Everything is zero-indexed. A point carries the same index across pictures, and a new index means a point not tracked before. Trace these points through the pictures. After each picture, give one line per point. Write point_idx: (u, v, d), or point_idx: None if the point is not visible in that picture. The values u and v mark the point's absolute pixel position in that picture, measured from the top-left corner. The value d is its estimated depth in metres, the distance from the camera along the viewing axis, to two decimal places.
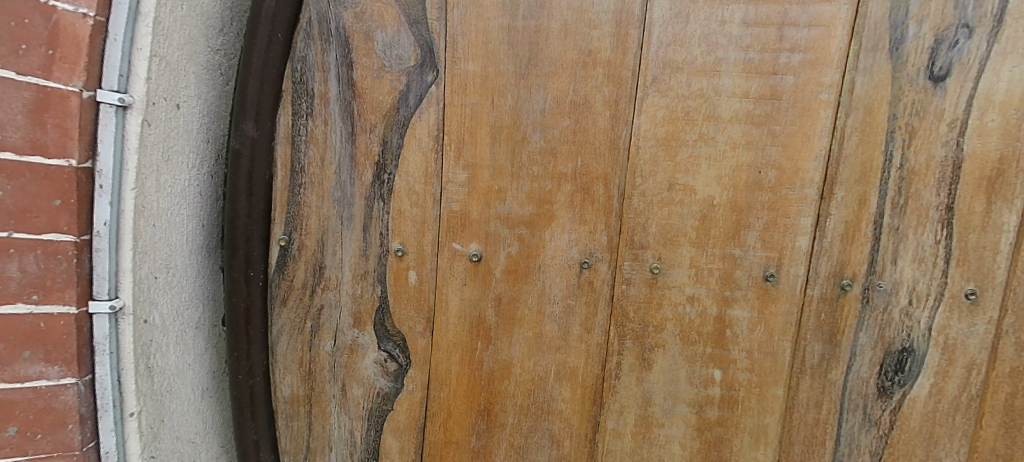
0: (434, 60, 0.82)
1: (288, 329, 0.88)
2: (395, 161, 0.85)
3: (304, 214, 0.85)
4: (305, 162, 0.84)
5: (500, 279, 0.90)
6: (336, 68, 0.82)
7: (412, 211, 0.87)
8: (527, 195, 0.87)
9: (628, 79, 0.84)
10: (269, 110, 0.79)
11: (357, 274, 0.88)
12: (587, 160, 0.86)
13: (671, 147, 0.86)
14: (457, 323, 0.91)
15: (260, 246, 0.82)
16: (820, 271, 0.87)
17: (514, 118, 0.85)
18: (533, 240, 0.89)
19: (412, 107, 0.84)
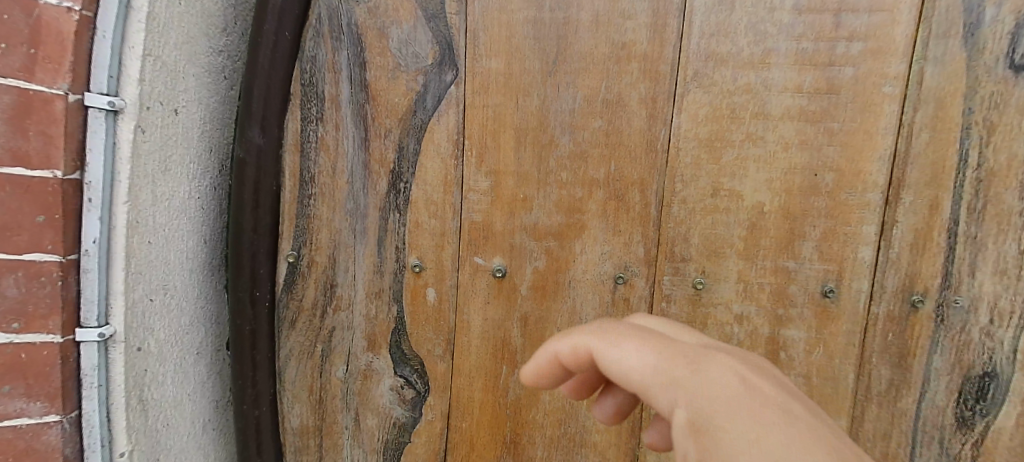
0: (454, 58, 0.76)
1: (296, 353, 0.81)
2: (412, 168, 0.78)
3: (315, 227, 0.78)
4: (314, 171, 0.77)
5: (526, 297, 0.82)
6: (349, 68, 0.75)
7: (430, 223, 0.80)
8: (556, 204, 0.80)
9: (666, 74, 0.76)
10: (277, 114, 0.73)
11: (371, 293, 0.81)
12: (622, 164, 0.78)
13: (715, 148, 0.78)
14: (480, 346, 0.83)
15: (266, 263, 0.76)
16: (886, 285, 0.77)
17: (540, 119, 0.77)
18: (563, 253, 0.81)
19: (430, 110, 0.77)
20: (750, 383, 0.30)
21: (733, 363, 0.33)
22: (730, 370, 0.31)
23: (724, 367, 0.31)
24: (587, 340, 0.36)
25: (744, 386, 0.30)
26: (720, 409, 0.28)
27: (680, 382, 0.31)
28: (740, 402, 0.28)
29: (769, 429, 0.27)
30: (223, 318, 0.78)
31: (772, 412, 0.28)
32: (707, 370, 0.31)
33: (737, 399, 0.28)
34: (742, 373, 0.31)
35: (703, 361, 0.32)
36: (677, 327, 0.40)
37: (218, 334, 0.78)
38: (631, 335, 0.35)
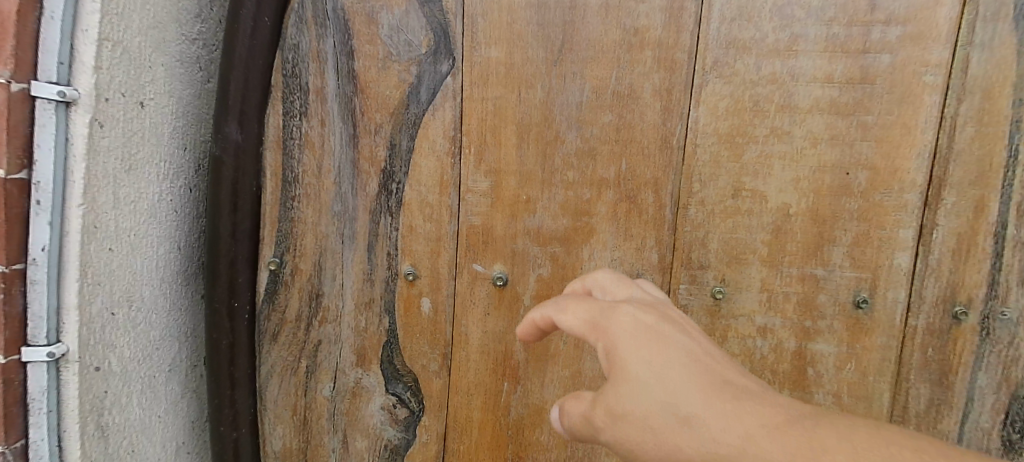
0: (450, 46, 0.69)
1: (279, 369, 0.74)
2: (405, 167, 0.72)
3: (299, 232, 0.72)
4: (298, 170, 0.70)
5: (529, 308, 0.75)
6: (336, 57, 0.68)
7: (425, 227, 0.73)
8: (561, 206, 0.73)
9: (683, 63, 0.69)
10: (257, 108, 0.67)
11: (360, 303, 0.74)
12: (634, 162, 0.72)
13: (737, 144, 0.71)
14: (479, 361, 0.76)
15: (246, 270, 0.70)
16: (925, 294, 0.70)
17: (544, 113, 0.71)
18: (569, 259, 0.74)
19: (424, 103, 0.70)
20: (658, 331, 0.43)
21: (639, 308, 0.46)
22: (658, 340, 0.42)
23: (642, 327, 0.43)
24: (549, 309, 0.49)
25: (642, 324, 0.44)
26: (634, 355, 0.41)
27: (611, 346, 0.43)
28: (653, 345, 0.41)
29: (672, 381, 0.39)
30: (199, 330, 0.72)
31: (672, 349, 0.41)
32: (621, 315, 0.45)
33: (639, 342, 0.42)
34: (654, 325, 0.44)
35: (642, 340, 0.42)
36: (621, 291, 0.51)
37: (191, 349, 0.71)
38: (577, 299, 0.49)
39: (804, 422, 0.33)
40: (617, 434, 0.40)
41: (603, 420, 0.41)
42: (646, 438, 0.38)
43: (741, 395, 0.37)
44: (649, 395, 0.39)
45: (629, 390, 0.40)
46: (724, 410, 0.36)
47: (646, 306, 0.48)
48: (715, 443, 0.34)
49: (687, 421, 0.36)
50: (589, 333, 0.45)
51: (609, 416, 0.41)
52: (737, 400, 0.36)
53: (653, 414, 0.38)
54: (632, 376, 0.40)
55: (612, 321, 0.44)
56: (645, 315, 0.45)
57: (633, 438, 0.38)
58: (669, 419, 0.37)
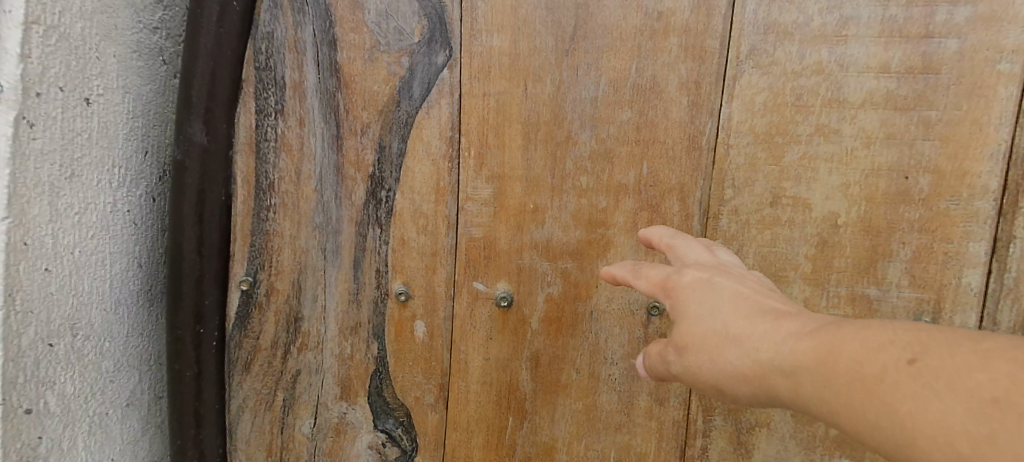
0: (447, 34, 0.60)
1: (252, 403, 0.66)
2: (396, 173, 0.63)
3: (275, 247, 0.63)
4: (274, 176, 0.62)
5: (537, 332, 0.66)
6: (316, 48, 0.60)
7: (419, 240, 0.64)
8: (574, 216, 0.64)
9: (713, 52, 0.60)
10: (227, 105, 0.58)
11: (345, 327, 0.65)
12: (657, 166, 0.62)
13: (777, 144, 0.61)
14: (480, 392, 0.68)
15: (214, 292, 0.61)
16: (998, 318, 0.61)
17: (554, 110, 0.62)
18: (583, 276, 0.65)
19: (418, 100, 0.61)
20: (715, 278, 0.42)
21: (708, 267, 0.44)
22: (714, 283, 0.41)
23: (700, 276, 0.42)
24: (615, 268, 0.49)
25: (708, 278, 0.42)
26: (693, 299, 0.40)
27: (673, 294, 0.42)
28: (707, 287, 0.41)
29: (724, 308, 0.38)
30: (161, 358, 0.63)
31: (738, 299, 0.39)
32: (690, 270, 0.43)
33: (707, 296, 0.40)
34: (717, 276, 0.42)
35: (698, 284, 0.41)
36: (680, 240, 0.49)
37: (152, 380, 0.63)
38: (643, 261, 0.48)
39: (839, 326, 0.32)
40: (683, 366, 0.39)
41: (672, 357, 0.40)
42: (704, 361, 0.37)
43: (789, 314, 0.36)
44: (703, 323, 0.39)
45: (687, 323, 0.39)
46: (769, 328, 0.35)
47: (706, 260, 0.46)
48: (758, 352, 0.34)
49: (740, 342, 0.36)
50: (654, 288, 0.44)
51: (677, 353, 0.40)
52: (782, 318, 0.35)
53: (709, 339, 0.38)
54: (689, 314, 0.40)
55: (674, 273, 0.44)
56: (705, 267, 0.44)
57: (695, 364, 0.38)
58: (723, 341, 0.37)
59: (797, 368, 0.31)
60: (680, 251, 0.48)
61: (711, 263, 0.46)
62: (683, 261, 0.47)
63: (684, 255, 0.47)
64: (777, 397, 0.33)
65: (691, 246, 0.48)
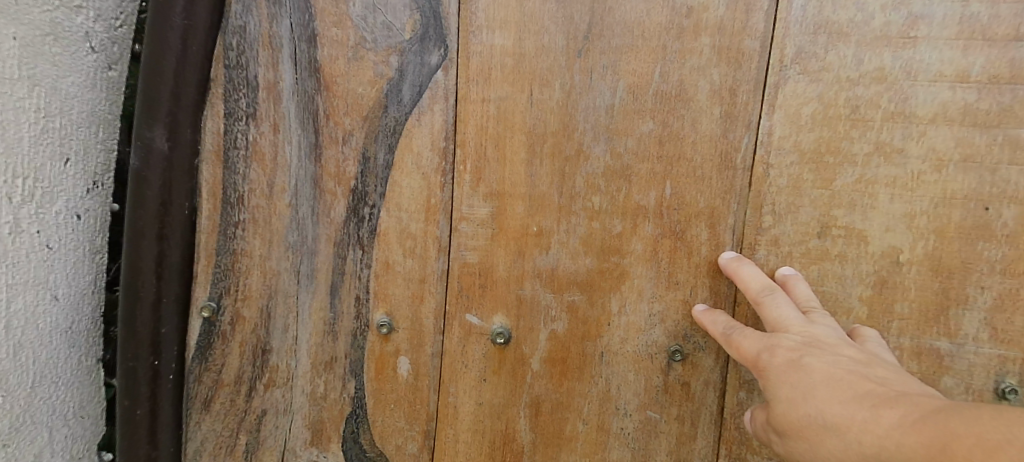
0: (442, 30, 0.52)
1: (210, 447, 0.58)
2: (382, 187, 0.55)
3: (242, 269, 0.55)
4: (243, 189, 0.54)
5: (539, 375, 0.57)
6: (294, 44, 0.53)
7: (405, 265, 0.56)
8: (584, 242, 0.55)
9: (752, 54, 0.51)
10: (193, 107, 0.51)
11: (320, 362, 0.58)
12: (683, 186, 0.53)
13: (826, 165, 0.52)
14: (470, 443, 0.59)
15: (174, 319, 0.53)
16: None
17: (563, 119, 0.53)
18: (593, 312, 0.56)
19: (408, 105, 0.54)
20: (806, 358, 0.44)
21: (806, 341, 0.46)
22: (804, 366, 0.44)
23: (790, 357, 0.45)
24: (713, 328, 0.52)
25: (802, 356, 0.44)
26: (786, 382, 0.44)
27: (765, 374, 0.46)
28: (799, 370, 0.44)
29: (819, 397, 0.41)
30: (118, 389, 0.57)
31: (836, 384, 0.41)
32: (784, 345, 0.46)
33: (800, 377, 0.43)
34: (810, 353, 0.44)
35: (788, 367, 0.44)
36: (770, 299, 0.50)
37: (70, 435, 0.52)
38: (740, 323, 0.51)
39: (944, 416, 0.32)
40: (791, 447, 0.43)
41: (779, 437, 0.45)
42: (809, 447, 0.40)
43: (887, 401, 0.37)
44: (801, 409, 0.42)
45: (785, 407, 0.43)
46: (867, 418, 0.37)
47: (798, 330, 0.48)
48: (860, 445, 0.36)
49: (840, 432, 0.38)
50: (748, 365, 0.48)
51: (781, 433, 0.44)
52: (880, 406, 0.37)
53: (809, 428, 0.41)
54: (785, 400, 0.43)
55: (765, 352, 0.47)
56: (796, 344, 0.46)
57: (800, 449, 0.42)
58: (824, 430, 0.39)
59: None
60: (769, 316, 0.49)
61: (803, 334, 0.47)
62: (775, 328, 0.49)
63: (775, 322, 0.49)
64: None
65: (781, 309, 0.49)
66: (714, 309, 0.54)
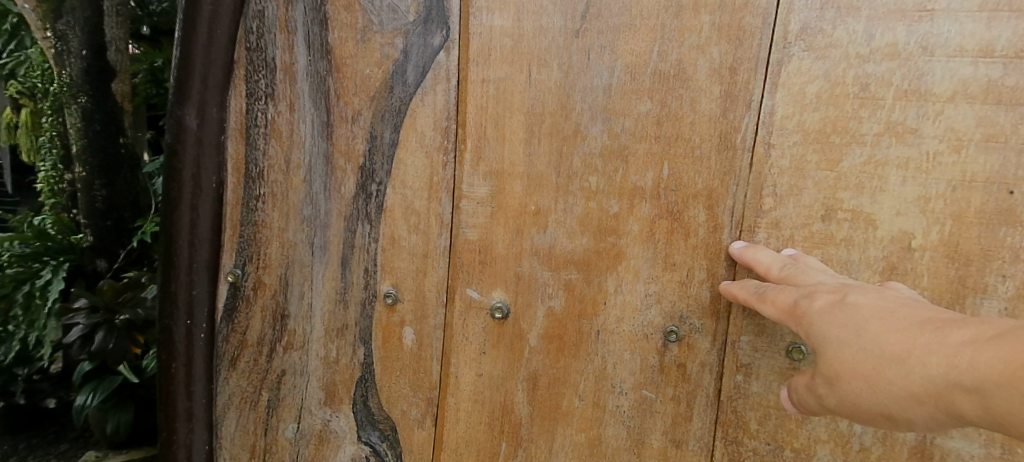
0: (444, 13, 0.56)
1: (237, 402, 0.62)
2: (387, 165, 0.58)
3: (263, 239, 0.59)
4: (263, 165, 0.58)
5: (536, 350, 0.59)
6: (306, 27, 0.57)
7: (410, 240, 0.60)
8: (581, 221, 0.56)
9: (754, 31, 0.50)
10: (219, 89, 0.54)
11: (332, 329, 0.62)
12: (680, 167, 0.53)
13: (832, 145, 0.50)
14: (470, 411, 0.62)
15: (205, 282, 0.57)
16: None
17: (561, 99, 0.54)
18: (589, 291, 0.57)
19: (412, 86, 0.57)
20: (849, 297, 0.40)
21: (842, 289, 0.43)
22: (850, 304, 0.40)
23: (832, 298, 0.41)
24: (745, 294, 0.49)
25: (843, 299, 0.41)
26: (831, 323, 0.39)
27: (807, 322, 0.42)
28: (844, 309, 0.39)
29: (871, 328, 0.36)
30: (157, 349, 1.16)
31: (889, 315, 0.37)
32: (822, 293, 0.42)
33: (846, 314, 0.39)
34: (851, 294, 0.41)
35: (832, 307, 0.40)
36: (800, 270, 0.47)
37: None
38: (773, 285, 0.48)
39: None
40: (840, 396, 0.38)
41: (824, 388, 0.40)
42: (863, 387, 0.36)
43: (951, 322, 0.33)
44: (850, 346, 0.37)
45: (831, 349, 0.38)
46: (931, 339, 0.32)
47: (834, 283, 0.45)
48: (926, 368, 0.32)
49: (899, 360, 0.33)
50: (786, 317, 0.44)
51: (827, 382, 0.39)
52: (945, 328, 0.33)
53: (861, 364, 0.36)
54: (834, 340, 0.38)
55: (804, 298, 0.43)
56: (835, 288, 0.43)
57: (852, 391, 0.37)
58: (881, 363, 0.35)
59: (982, 381, 0.28)
60: (797, 279, 0.46)
61: (839, 285, 0.44)
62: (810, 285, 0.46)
63: (806, 282, 0.46)
64: (964, 417, 0.30)
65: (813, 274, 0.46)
66: (741, 280, 0.51)
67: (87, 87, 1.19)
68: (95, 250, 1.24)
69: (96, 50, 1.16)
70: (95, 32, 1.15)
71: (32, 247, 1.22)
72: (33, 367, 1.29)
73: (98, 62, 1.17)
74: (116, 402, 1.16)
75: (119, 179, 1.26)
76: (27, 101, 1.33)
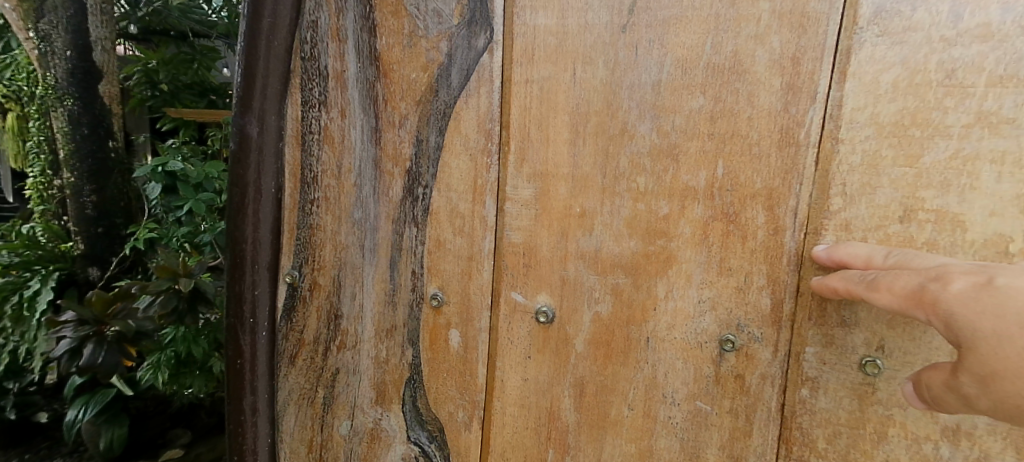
0: (487, 14, 0.55)
1: (296, 397, 0.65)
2: (433, 168, 0.59)
3: (317, 241, 0.62)
4: (318, 170, 0.61)
5: (582, 356, 0.57)
6: (356, 35, 0.59)
7: (456, 242, 0.60)
8: (629, 224, 0.54)
9: (820, 17, 0.46)
10: (278, 98, 0.56)
11: (382, 330, 0.63)
12: (736, 165, 0.50)
13: (912, 139, 0.45)
14: (517, 416, 0.61)
15: (266, 283, 0.59)
16: None
17: (607, 97, 0.53)
18: (638, 296, 0.54)
19: (456, 89, 0.57)
20: (995, 279, 0.37)
21: (972, 269, 0.39)
22: (1002, 288, 0.36)
23: (973, 281, 0.37)
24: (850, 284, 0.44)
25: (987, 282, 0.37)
26: (983, 313, 0.35)
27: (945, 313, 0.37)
28: (998, 294, 0.35)
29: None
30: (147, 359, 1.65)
31: None
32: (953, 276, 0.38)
33: (1002, 303, 0.35)
34: (993, 276, 0.37)
35: (979, 293, 0.36)
36: (910, 253, 0.43)
37: None
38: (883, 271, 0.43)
39: None
40: (996, 396, 0.35)
41: (973, 387, 0.37)
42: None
43: None
44: (1014, 343, 0.34)
45: (987, 346, 0.35)
46: None
47: (957, 264, 0.41)
48: None
49: None
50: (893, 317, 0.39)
51: (976, 381, 0.36)
52: None
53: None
54: (991, 334, 0.35)
55: (934, 281, 0.39)
56: (967, 269, 0.39)
57: (1016, 391, 0.34)
58: None
59: None
60: (913, 264, 0.42)
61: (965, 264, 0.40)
62: (927, 267, 0.41)
63: (925, 265, 0.41)
64: None
65: (926, 257, 0.42)
66: (837, 273, 0.46)
67: (72, 90, 1.81)
68: (85, 258, 1.90)
69: (78, 50, 1.78)
70: (76, 32, 1.76)
71: (21, 256, 1.82)
72: (24, 381, 1.84)
73: (81, 63, 1.80)
74: (109, 417, 1.70)
75: (110, 185, 1.93)
76: (14, 105, 2.01)
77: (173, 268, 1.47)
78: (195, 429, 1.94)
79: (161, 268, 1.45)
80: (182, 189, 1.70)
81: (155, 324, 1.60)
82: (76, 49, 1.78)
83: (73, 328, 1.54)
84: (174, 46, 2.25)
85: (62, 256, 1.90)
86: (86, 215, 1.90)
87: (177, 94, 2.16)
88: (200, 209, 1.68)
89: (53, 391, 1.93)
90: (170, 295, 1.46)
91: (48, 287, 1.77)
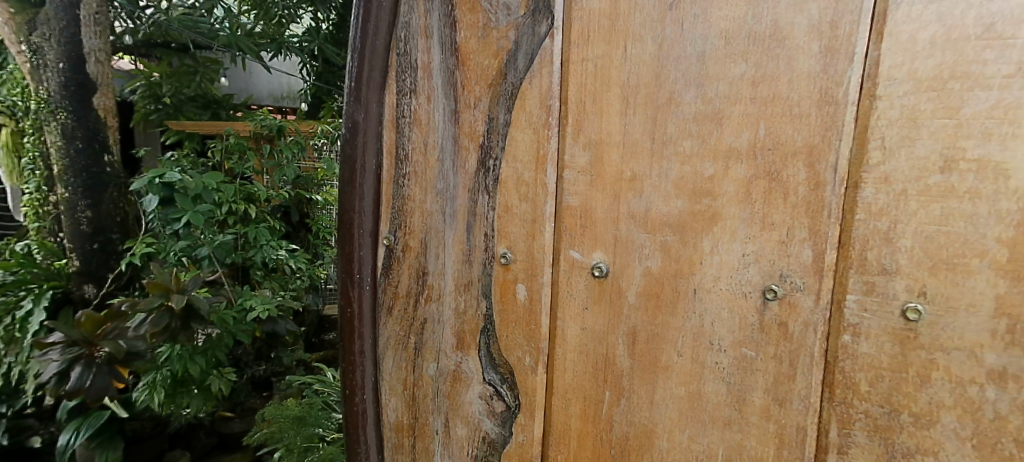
0: (549, 4, 0.64)
1: (393, 343, 0.79)
2: (503, 142, 0.68)
3: (409, 209, 0.74)
4: (409, 148, 0.73)
5: (635, 307, 0.63)
6: (440, 30, 0.70)
7: (521, 207, 0.68)
8: (676, 185, 0.59)
9: None
10: (378, 88, 0.71)
11: (460, 284, 0.74)
12: (777, 125, 0.54)
13: (951, 92, 0.47)
14: (577, 361, 0.68)
15: (368, 245, 0.74)
16: None
17: (655, 70, 0.58)
18: (685, 251, 0.60)
19: (522, 71, 0.66)
20: None
21: None
22: None
23: None
24: None
25: None
26: None
27: None
28: None
29: None
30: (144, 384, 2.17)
31: None
32: None
33: None
34: None
35: None
36: None
37: None
38: None
39: None
40: None
41: None
42: None
43: None
44: None
45: None
46: None
47: None
48: None
49: None
50: None
51: None
52: None
53: None
54: None
55: None
56: None
57: None
58: None
59: None
60: None
61: None
62: None
63: None
64: None
65: None
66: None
67: (64, 103, 2.45)
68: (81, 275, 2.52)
69: (68, 63, 2.42)
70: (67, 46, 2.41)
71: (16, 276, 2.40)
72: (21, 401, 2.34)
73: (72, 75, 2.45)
74: (105, 441, 2.19)
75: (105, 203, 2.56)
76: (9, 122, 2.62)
77: (164, 286, 2.01)
78: (192, 450, 2.54)
79: (151, 283, 1.99)
80: (178, 200, 2.18)
81: (144, 344, 2.11)
82: (68, 62, 2.42)
83: (61, 351, 2.02)
84: (178, 57, 2.93)
85: (58, 273, 2.52)
86: (80, 231, 2.52)
87: (178, 107, 2.85)
88: (195, 220, 2.17)
89: (48, 414, 2.48)
90: (161, 313, 1.99)
91: (38, 306, 2.33)
